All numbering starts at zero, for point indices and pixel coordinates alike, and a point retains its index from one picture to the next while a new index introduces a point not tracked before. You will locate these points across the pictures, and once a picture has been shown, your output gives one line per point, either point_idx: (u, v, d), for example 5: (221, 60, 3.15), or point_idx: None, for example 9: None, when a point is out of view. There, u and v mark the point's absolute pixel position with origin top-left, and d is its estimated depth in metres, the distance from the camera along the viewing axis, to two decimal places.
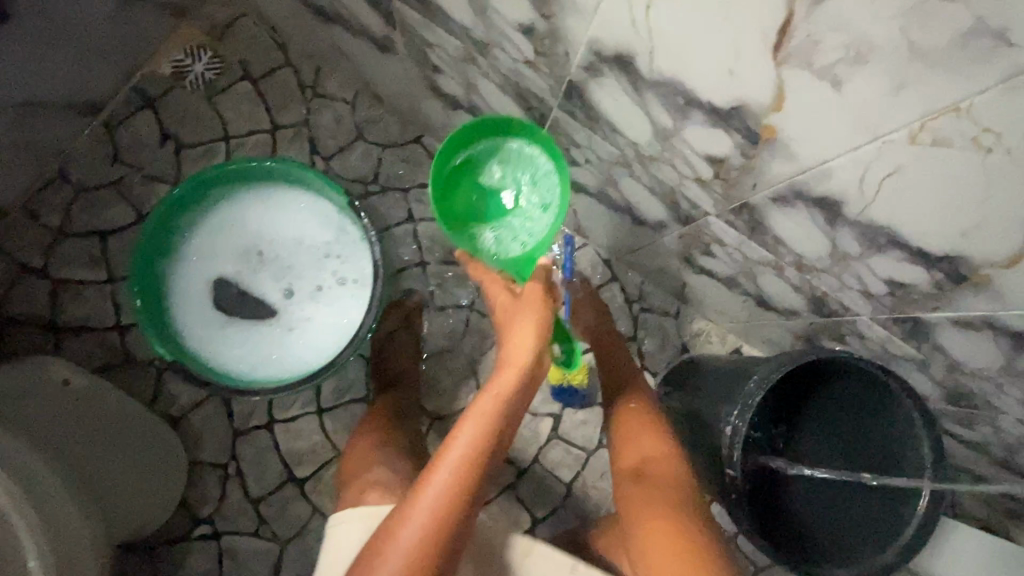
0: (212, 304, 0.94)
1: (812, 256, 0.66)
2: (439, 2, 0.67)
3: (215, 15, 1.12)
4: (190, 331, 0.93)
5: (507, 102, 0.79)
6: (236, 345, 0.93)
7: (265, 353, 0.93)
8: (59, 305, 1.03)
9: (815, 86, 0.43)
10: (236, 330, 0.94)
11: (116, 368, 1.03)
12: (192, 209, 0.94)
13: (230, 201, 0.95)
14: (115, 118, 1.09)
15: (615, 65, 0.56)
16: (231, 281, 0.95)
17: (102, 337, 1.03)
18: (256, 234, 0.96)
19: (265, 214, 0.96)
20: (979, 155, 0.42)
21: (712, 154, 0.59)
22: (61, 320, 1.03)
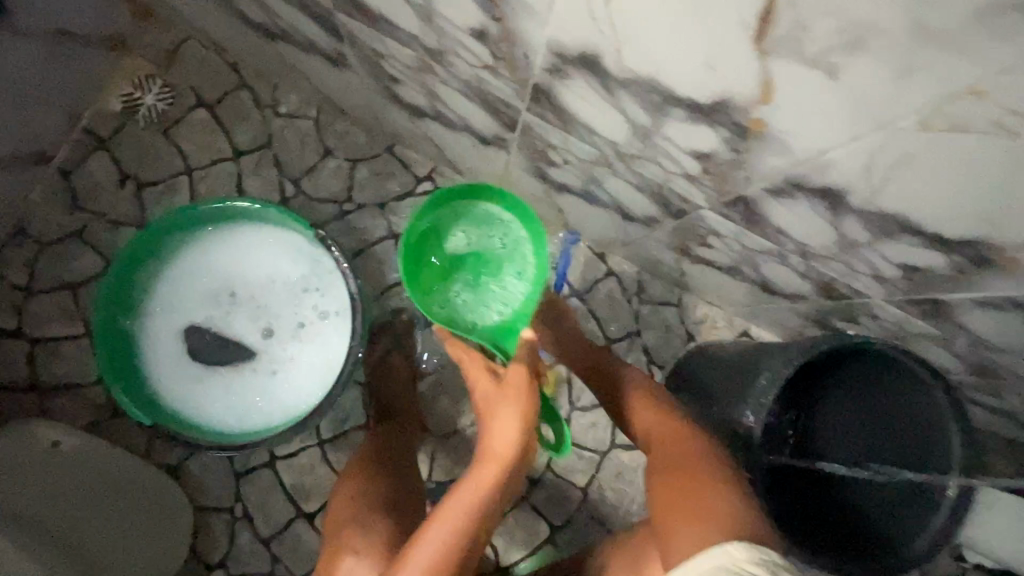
0: (190, 353, 0.94)
1: (816, 244, 0.61)
2: (384, 12, 0.62)
3: (160, 43, 1.07)
4: (171, 381, 0.93)
5: (474, 108, 0.74)
6: (219, 392, 0.93)
7: (251, 397, 0.93)
8: (38, 366, 0.99)
9: (807, 76, 0.38)
10: (215, 377, 0.94)
11: (108, 422, 1.00)
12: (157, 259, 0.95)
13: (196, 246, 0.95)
14: (70, 165, 1.04)
15: (581, 66, 0.51)
16: (206, 328, 0.94)
17: (89, 393, 1.00)
18: (226, 277, 0.95)
19: (236, 255, 0.96)
20: (1002, 141, 0.36)
21: (698, 150, 0.54)
22: (43, 381, 0.99)
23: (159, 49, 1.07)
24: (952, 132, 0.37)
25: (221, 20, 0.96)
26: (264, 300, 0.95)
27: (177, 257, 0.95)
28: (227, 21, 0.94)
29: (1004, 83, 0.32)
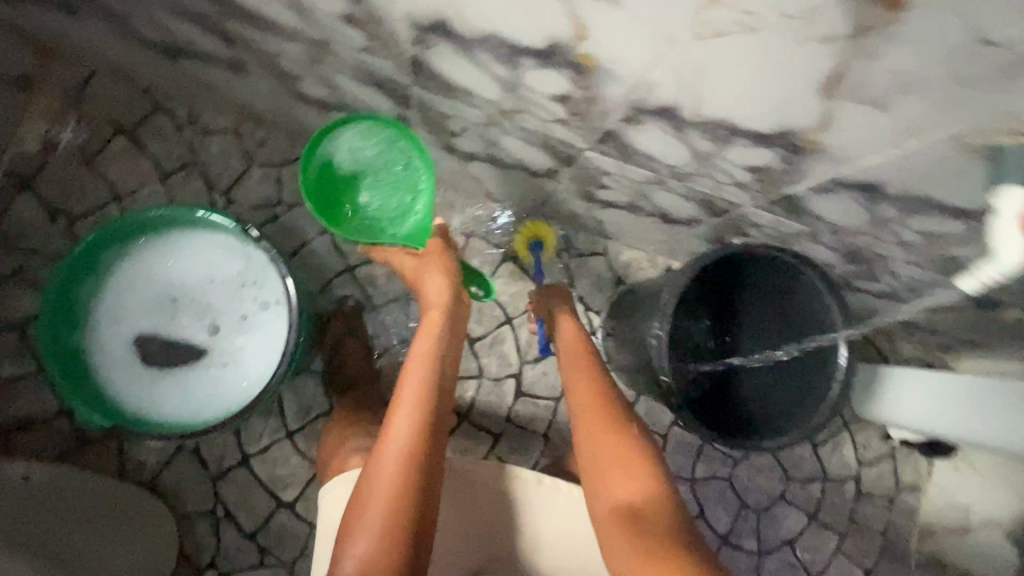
0: (141, 360, 1.02)
1: (681, 164, 0.71)
2: (269, 15, 0.74)
3: (71, 79, 1.16)
4: (129, 389, 1.01)
5: (369, 91, 0.84)
6: (173, 393, 1.01)
7: (204, 392, 1.01)
8: (5, 402, 1.07)
9: (596, 11, 0.48)
10: (168, 380, 1.02)
11: (74, 450, 1.07)
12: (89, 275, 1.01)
13: (127, 258, 1.02)
14: (3, 203, 1.13)
15: (439, 33, 0.60)
16: (153, 335, 1.03)
17: (54, 423, 1.07)
18: (164, 282, 1.03)
19: (169, 260, 1.03)
20: (758, 36, 0.45)
21: (557, 94, 0.63)
22: (12, 415, 1.07)
23: (72, 83, 1.15)
24: (716, 40, 0.46)
25: (129, 47, 1.01)
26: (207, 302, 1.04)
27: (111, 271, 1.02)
28: (139, 52, 1.04)
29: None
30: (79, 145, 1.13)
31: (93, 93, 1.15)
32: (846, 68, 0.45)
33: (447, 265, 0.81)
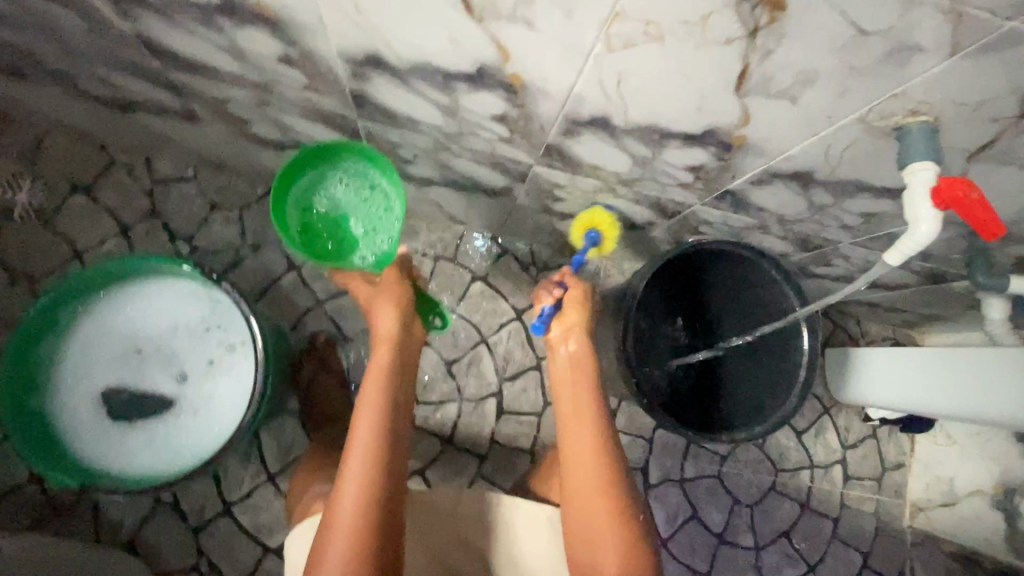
0: (106, 413, 0.81)
1: (792, 212, 0.77)
2: (403, 112, 0.70)
3: (132, 166, 1.10)
4: (94, 451, 0.79)
5: (484, 170, 0.85)
6: (155, 441, 0.81)
7: (186, 442, 0.81)
8: (101, 516, 1.00)
9: (777, 104, 0.51)
10: (141, 429, 0.81)
11: (181, 557, 1.02)
12: (69, 343, 0.82)
13: (99, 329, 0.83)
14: (11, 267, 1.04)
15: (592, 126, 0.63)
16: (121, 388, 0.82)
17: (158, 531, 1.02)
18: (134, 333, 0.84)
19: (148, 322, 0.84)
20: (929, 123, 0.50)
21: (690, 164, 0.68)
22: (109, 531, 1.00)
23: (124, 169, 1.09)
24: (895, 133, 0.52)
25: (212, 142, 0.98)
26: (312, 380, 1.06)
27: (87, 335, 0.83)
28: (210, 139, 0.97)
29: (920, 86, 0.45)
30: (147, 235, 1.08)
31: (148, 175, 1.10)
32: (1002, 143, 0.51)
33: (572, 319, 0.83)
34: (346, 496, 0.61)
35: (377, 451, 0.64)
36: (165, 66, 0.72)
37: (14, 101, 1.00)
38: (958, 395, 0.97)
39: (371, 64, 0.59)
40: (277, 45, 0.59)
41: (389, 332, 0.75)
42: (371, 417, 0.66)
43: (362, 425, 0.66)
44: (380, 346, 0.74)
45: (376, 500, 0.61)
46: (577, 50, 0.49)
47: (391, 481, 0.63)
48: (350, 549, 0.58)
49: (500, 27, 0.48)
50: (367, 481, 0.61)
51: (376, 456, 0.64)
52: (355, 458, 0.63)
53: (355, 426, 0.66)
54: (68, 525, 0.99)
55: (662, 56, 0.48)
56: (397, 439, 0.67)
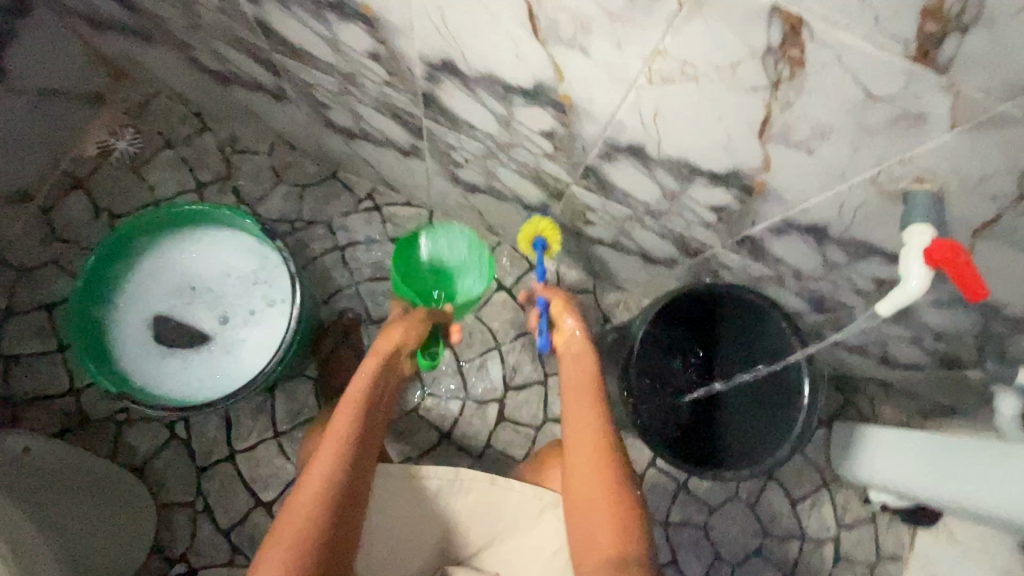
0: (151, 336, 0.90)
1: (808, 267, 0.81)
2: (464, 117, 0.79)
3: (218, 132, 1.23)
4: (133, 368, 0.88)
5: (527, 183, 0.92)
6: (186, 371, 0.89)
7: (212, 378, 0.88)
8: (119, 437, 1.08)
9: (795, 153, 0.57)
10: (177, 357, 0.89)
11: (179, 491, 1.08)
12: (134, 267, 0.92)
13: (163, 261, 0.93)
14: (98, 201, 1.17)
15: (628, 152, 0.70)
16: (169, 318, 0.91)
17: (165, 461, 1.09)
18: (191, 271, 0.93)
19: (206, 264, 0.93)
20: (933, 191, 0.54)
21: (715, 204, 0.74)
22: (123, 452, 1.08)
23: (211, 135, 1.23)
24: (901, 198, 0.57)
25: (292, 122, 1.10)
26: (333, 351, 1.13)
27: (151, 264, 0.93)
28: (290, 119, 1.09)
29: (927, 154, 0.50)
30: (218, 195, 1.20)
31: (230, 143, 1.23)
32: (1002, 222, 0.55)
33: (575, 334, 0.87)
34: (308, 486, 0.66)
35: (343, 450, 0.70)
36: (271, 48, 0.83)
37: (135, 61, 1.15)
38: (942, 450, 1.00)
39: (445, 69, 0.68)
40: (369, 42, 0.69)
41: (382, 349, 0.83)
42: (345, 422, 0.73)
43: (336, 426, 0.72)
44: (370, 358, 0.82)
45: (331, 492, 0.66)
46: (622, 79, 0.56)
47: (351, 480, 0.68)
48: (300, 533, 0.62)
49: (559, 51, 0.56)
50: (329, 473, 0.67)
51: (340, 455, 0.69)
52: (326, 453, 0.69)
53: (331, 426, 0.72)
54: (90, 439, 1.07)
55: (696, 94, 0.54)
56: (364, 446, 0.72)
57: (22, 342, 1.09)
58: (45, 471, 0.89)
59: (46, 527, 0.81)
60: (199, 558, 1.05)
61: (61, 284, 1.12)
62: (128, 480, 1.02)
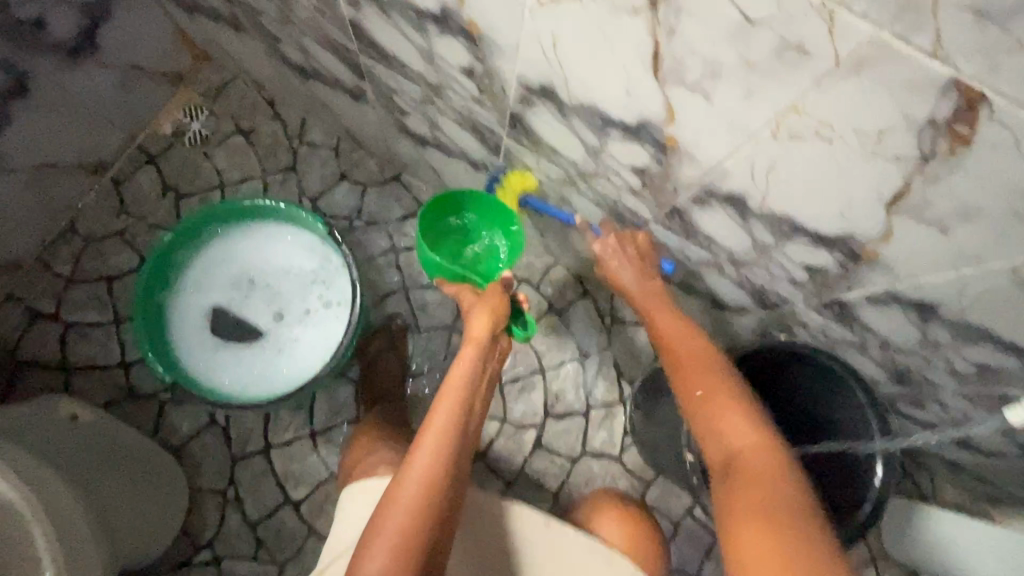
0: (208, 324, 0.90)
1: (901, 340, 0.75)
2: (550, 142, 0.75)
3: (287, 121, 1.23)
4: (189, 354, 0.88)
5: (601, 213, 0.88)
6: (239, 364, 0.89)
7: (264, 374, 0.88)
8: (161, 415, 1.09)
9: (925, 230, 0.52)
10: (231, 349, 0.89)
11: (212, 476, 1.08)
12: (198, 253, 0.92)
13: (227, 250, 0.93)
14: (167, 179, 1.19)
15: (726, 201, 0.65)
16: (227, 308, 0.91)
17: (202, 444, 1.09)
18: (252, 264, 0.93)
19: (268, 258, 0.93)
20: None
21: (810, 264, 0.68)
22: (163, 430, 1.09)
23: (281, 124, 1.23)
24: None
25: (364, 121, 1.09)
26: (377, 357, 1.12)
27: (215, 252, 0.92)
28: (362, 117, 1.07)
29: None
30: (282, 186, 1.20)
31: (299, 135, 1.22)
32: None
33: (650, 283, 0.83)
34: (409, 480, 0.64)
35: (444, 442, 0.67)
36: (360, 50, 0.81)
37: (218, 45, 1.15)
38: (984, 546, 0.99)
39: (542, 93, 0.65)
40: (466, 57, 0.67)
41: (480, 335, 0.78)
42: (447, 411, 0.69)
43: (439, 415, 0.69)
44: (466, 347, 0.77)
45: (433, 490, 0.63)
46: (742, 130, 0.52)
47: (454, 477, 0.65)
48: (400, 533, 0.60)
49: (677, 93, 0.52)
50: (429, 468, 0.64)
51: (440, 447, 0.66)
52: (427, 441, 0.67)
53: (433, 413, 0.69)
54: (134, 414, 1.08)
55: (824, 157, 0.50)
56: (464, 433, 0.70)
57: (81, 311, 1.11)
58: (89, 442, 0.92)
59: (79, 494, 0.82)
60: (224, 547, 1.05)
61: (124, 257, 1.14)
62: (165, 459, 1.03)
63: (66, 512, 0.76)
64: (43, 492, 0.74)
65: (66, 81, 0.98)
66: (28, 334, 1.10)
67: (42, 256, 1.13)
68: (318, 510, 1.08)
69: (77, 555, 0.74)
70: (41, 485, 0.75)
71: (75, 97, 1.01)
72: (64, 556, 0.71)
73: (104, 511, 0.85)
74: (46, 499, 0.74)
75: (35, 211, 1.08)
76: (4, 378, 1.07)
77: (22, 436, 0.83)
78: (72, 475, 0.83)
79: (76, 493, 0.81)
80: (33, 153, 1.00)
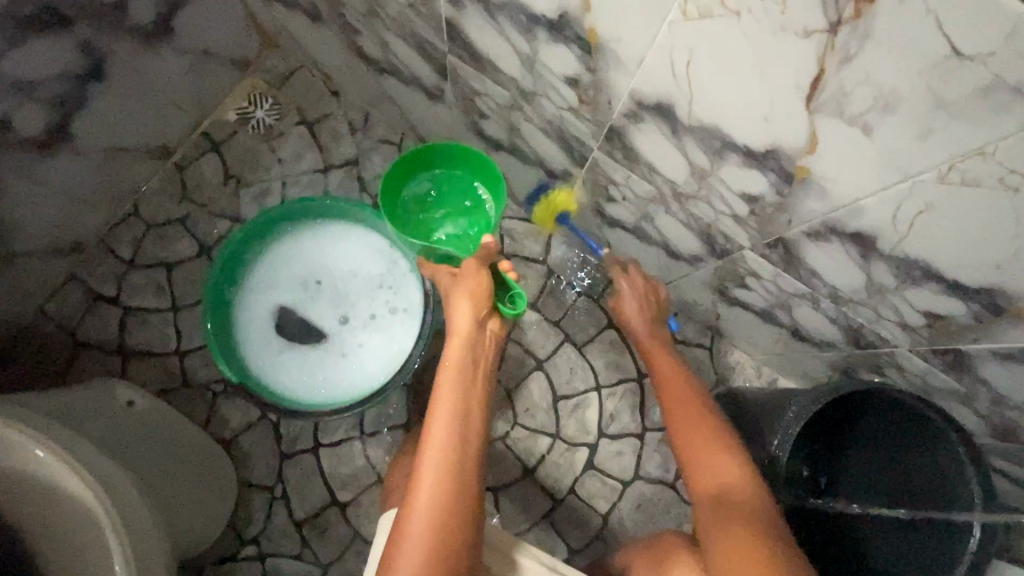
0: (273, 324, 0.89)
1: (1020, 396, 0.69)
2: (648, 159, 0.71)
3: (350, 112, 1.19)
4: (254, 354, 0.88)
5: (687, 235, 0.82)
6: (302, 366, 0.88)
7: (327, 378, 0.88)
8: (213, 407, 1.08)
9: None
10: (295, 350, 0.89)
11: (261, 472, 1.07)
12: (264, 250, 0.91)
13: (294, 249, 0.92)
14: (230, 167, 1.17)
15: (850, 239, 0.59)
16: (291, 308, 0.90)
17: (252, 438, 1.08)
18: (318, 263, 0.92)
19: (334, 259, 0.92)
20: None
21: (933, 311, 0.62)
22: (214, 422, 1.08)
23: (344, 117, 1.19)
24: None
25: (434, 119, 1.05)
26: (430, 363, 1.09)
27: (281, 249, 0.91)
28: (433, 115, 1.03)
29: None
30: (342, 180, 1.17)
31: (362, 128, 1.19)
32: None
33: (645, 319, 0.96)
34: (416, 511, 0.64)
35: (444, 460, 0.67)
36: (450, 50, 0.78)
37: (289, 33, 1.12)
38: None
39: (656, 110, 0.60)
40: (574, 66, 0.62)
41: (464, 327, 0.76)
42: (441, 429, 0.69)
43: (435, 433, 0.69)
44: (454, 337, 0.77)
45: (445, 522, 0.63)
46: (900, 169, 0.47)
47: (459, 496, 0.65)
48: (420, 569, 0.61)
49: (829, 125, 0.47)
50: (436, 485, 0.65)
51: (440, 466, 0.67)
52: (434, 436, 0.69)
53: (432, 412, 0.71)
54: (187, 404, 1.08)
55: (994, 205, 0.45)
56: (468, 422, 0.71)
57: (141, 296, 1.11)
58: (146, 429, 0.90)
59: (137, 477, 0.78)
60: (269, 544, 1.04)
61: (185, 244, 1.13)
62: (218, 453, 1.02)
63: (128, 494, 0.71)
64: (105, 472, 0.69)
65: (143, 64, 0.96)
66: (88, 316, 1.09)
67: (105, 240, 1.13)
68: (364, 515, 1.06)
69: (144, 536, 0.70)
70: (117, 485, 0.70)
71: (150, 79, 1.00)
72: (138, 566, 0.66)
73: (163, 500, 0.82)
74: (116, 490, 0.69)
75: (100, 193, 1.07)
76: (63, 360, 1.07)
77: (81, 424, 0.79)
78: (128, 459, 0.79)
79: (133, 476, 0.77)
80: (106, 135, 0.99)
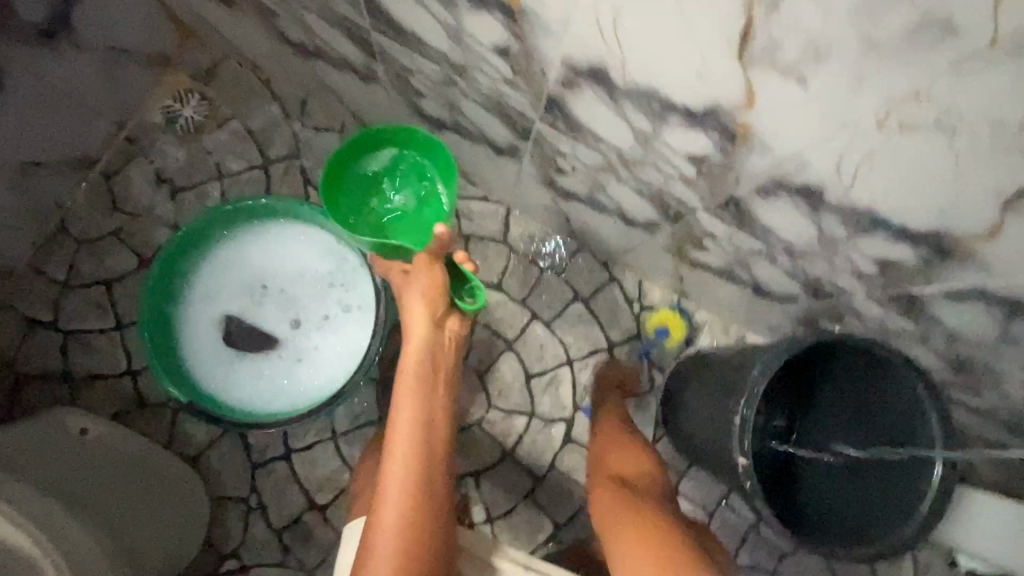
0: (220, 337, 0.85)
1: (972, 332, 0.70)
2: (591, 128, 0.68)
3: (285, 101, 1.12)
4: (204, 371, 0.84)
5: (640, 201, 0.80)
6: (256, 378, 0.85)
7: (283, 387, 0.84)
8: (176, 424, 1.04)
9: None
10: (247, 363, 0.85)
11: (233, 483, 1.04)
12: (202, 260, 0.86)
13: (233, 256, 0.87)
14: (160, 171, 1.10)
15: (798, 193, 0.58)
16: (238, 319, 0.86)
17: (220, 450, 1.05)
18: (260, 269, 0.87)
19: (278, 262, 0.87)
20: None
21: (886, 257, 0.62)
22: (178, 438, 1.04)
23: (278, 107, 1.12)
24: None
25: (373, 103, 0.99)
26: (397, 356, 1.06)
27: (220, 258, 0.87)
28: (370, 98, 0.98)
29: None
30: (284, 175, 1.11)
31: (298, 117, 1.12)
32: None
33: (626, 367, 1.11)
34: (384, 523, 0.63)
35: (410, 468, 0.65)
36: (373, 28, 0.73)
37: (206, 21, 1.05)
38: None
39: (591, 76, 0.57)
40: (499, 34, 0.59)
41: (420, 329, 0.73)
42: (404, 436, 0.67)
43: (399, 442, 0.67)
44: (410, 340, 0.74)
45: (417, 532, 0.62)
46: (838, 118, 0.45)
47: (426, 503, 0.64)
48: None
49: (763, 78, 0.45)
50: (403, 495, 0.64)
51: (407, 476, 0.65)
52: (399, 443, 0.67)
53: (394, 419, 0.69)
54: (146, 424, 1.03)
55: (928, 148, 0.44)
56: (433, 427, 0.69)
57: (82, 318, 1.05)
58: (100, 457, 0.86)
59: (87, 513, 0.75)
60: (250, 555, 1.02)
61: (121, 257, 1.07)
62: (186, 474, 0.98)
63: (71, 535, 0.69)
64: (42, 517, 0.67)
65: (44, 68, 0.89)
66: (28, 344, 1.03)
67: (34, 261, 1.06)
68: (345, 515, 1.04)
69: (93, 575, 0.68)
70: (57, 529, 0.67)
71: (56, 85, 0.92)
72: None
73: (122, 530, 0.79)
74: (57, 534, 0.67)
75: (19, 213, 0.99)
76: (7, 392, 1.01)
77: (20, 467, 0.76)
78: (74, 496, 0.76)
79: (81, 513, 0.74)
80: (16, 149, 0.91)
